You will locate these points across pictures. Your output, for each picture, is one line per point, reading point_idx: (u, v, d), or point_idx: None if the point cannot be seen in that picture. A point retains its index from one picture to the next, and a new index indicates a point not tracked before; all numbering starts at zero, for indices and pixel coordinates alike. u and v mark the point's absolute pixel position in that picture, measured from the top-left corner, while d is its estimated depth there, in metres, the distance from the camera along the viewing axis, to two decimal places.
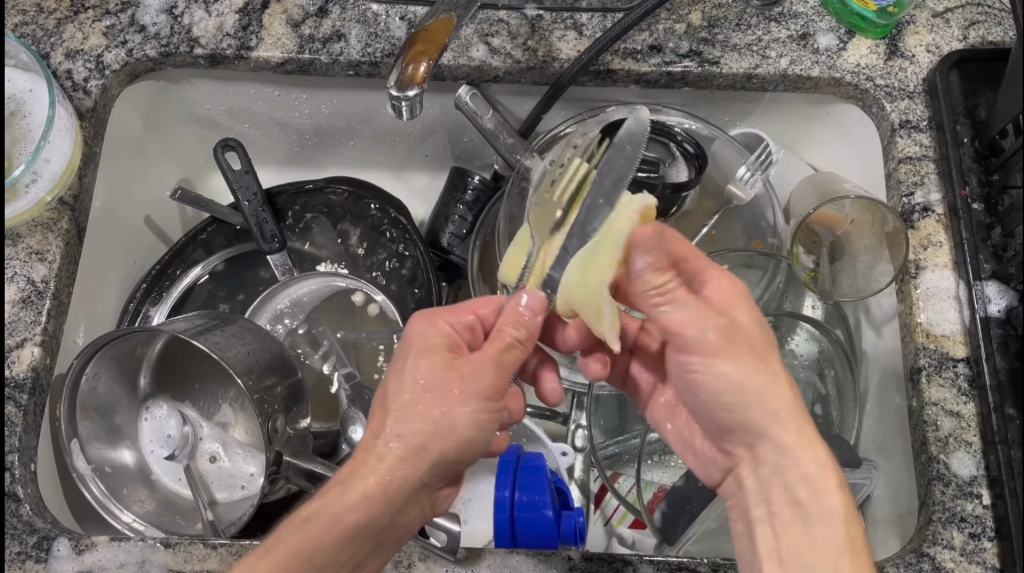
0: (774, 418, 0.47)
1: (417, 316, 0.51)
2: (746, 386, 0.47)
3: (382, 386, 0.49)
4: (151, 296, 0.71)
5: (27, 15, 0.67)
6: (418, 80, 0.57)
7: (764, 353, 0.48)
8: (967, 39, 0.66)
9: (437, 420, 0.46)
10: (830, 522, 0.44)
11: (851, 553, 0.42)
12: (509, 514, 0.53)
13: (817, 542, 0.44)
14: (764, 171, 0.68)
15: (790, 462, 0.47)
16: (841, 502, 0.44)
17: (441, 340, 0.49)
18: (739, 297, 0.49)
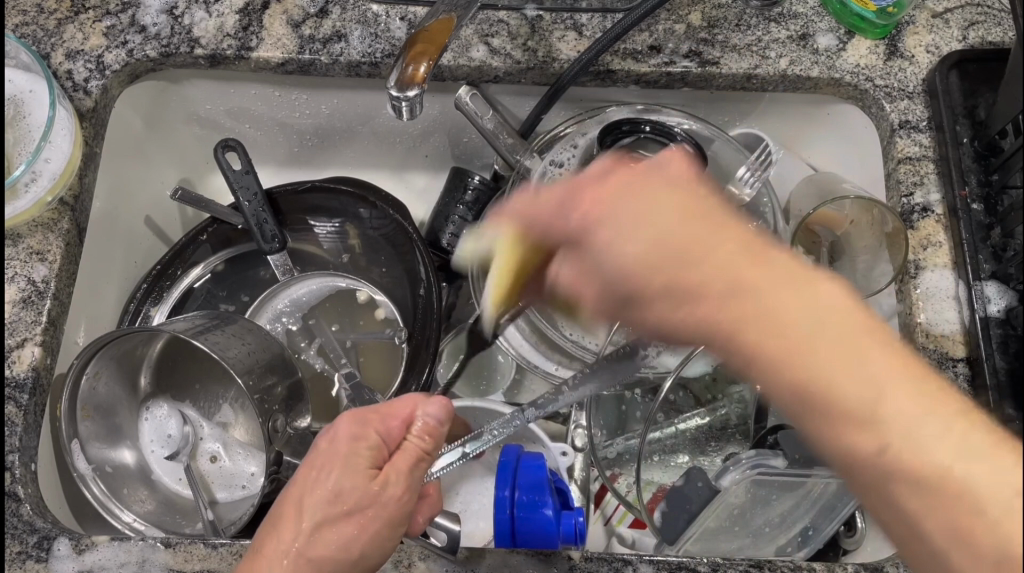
0: (728, 285, 0.39)
1: (344, 425, 0.49)
2: (694, 256, 0.40)
3: (289, 506, 0.47)
4: (151, 296, 0.71)
5: (27, 15, 0.67)
6: (418, 81, 0.57)
7: (724, 233, 0.40)
8: (967, 39, 0.66)
9: (349, 550, 0.46)
10: (870, 368, 0.35)
11: (933, 421, 0.34)
12: (509, 514, 0.54)
13: (873, 402, 0.35)
14: (764, 171, 0.68)
15: (788, 312, 0.37)
16: (906, 402, 0.35)
17: (361, 467, 0.47)
18: (657, 168, 0.45)
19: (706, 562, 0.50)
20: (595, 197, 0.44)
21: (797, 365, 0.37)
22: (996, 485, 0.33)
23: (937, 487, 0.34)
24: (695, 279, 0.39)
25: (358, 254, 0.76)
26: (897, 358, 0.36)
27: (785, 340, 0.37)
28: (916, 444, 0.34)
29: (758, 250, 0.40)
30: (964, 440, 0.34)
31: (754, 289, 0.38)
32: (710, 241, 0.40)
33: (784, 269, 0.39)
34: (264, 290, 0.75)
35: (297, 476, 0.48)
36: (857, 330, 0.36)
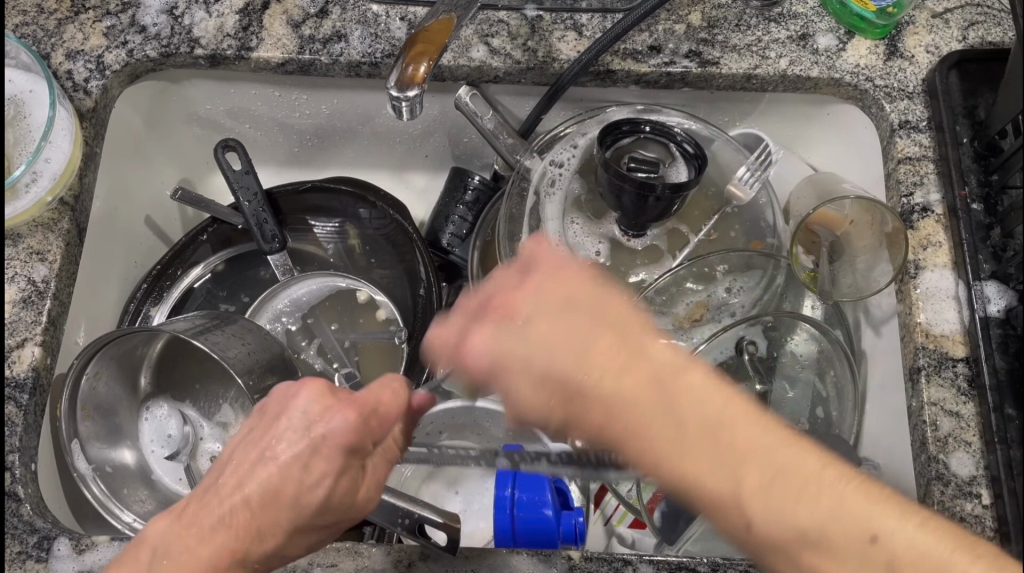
0: (632, 390, 0.42)
1: (343, 417, 0.45)
2: (593, 379, 0.43)
3: (259, 490, 0.44)
4: (151, 296, 0.71)
5: (27, 15, 0.67)
6: (418, 81, 0.57)
7: (617, 328, 0.45)
8: (967, 39, 0.66)
9: (315, 546, 0.47)
10: (764, 454, 0.40)
11: (823, 491, 0.39)
12: (509, 514, 0.54)
13: (768, 482, 0.40)
14: (764, 170, 0.69)
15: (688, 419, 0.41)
16: (796, 475, 0.40)
17: (351, 470, 0.45)
18: (533, 275, 0.47)
19: (706, 562, 0.50)
20: (494, 327, 0.45)
21: (695, 464, 0.40)
22: (889, 539, 0.38)
23: (850, 550, 0.38)
24: (608, 393, 0.42)
25: (358, 254, 0.76)
26: (777, 439, 0.41)
27: (684, 450, 0.41)
28: (818, 512, 0.39)
29: (644, 349, 0.44)
30: (848, 507, 0.39)
31: (655, 404, 0.42)
32: (608, 352, 0.44)
33: (671, 364, 0.43)
34: (264, 290, 0.75)
35: (273, 453, 0.45)
36: (729, 418, 0.41)
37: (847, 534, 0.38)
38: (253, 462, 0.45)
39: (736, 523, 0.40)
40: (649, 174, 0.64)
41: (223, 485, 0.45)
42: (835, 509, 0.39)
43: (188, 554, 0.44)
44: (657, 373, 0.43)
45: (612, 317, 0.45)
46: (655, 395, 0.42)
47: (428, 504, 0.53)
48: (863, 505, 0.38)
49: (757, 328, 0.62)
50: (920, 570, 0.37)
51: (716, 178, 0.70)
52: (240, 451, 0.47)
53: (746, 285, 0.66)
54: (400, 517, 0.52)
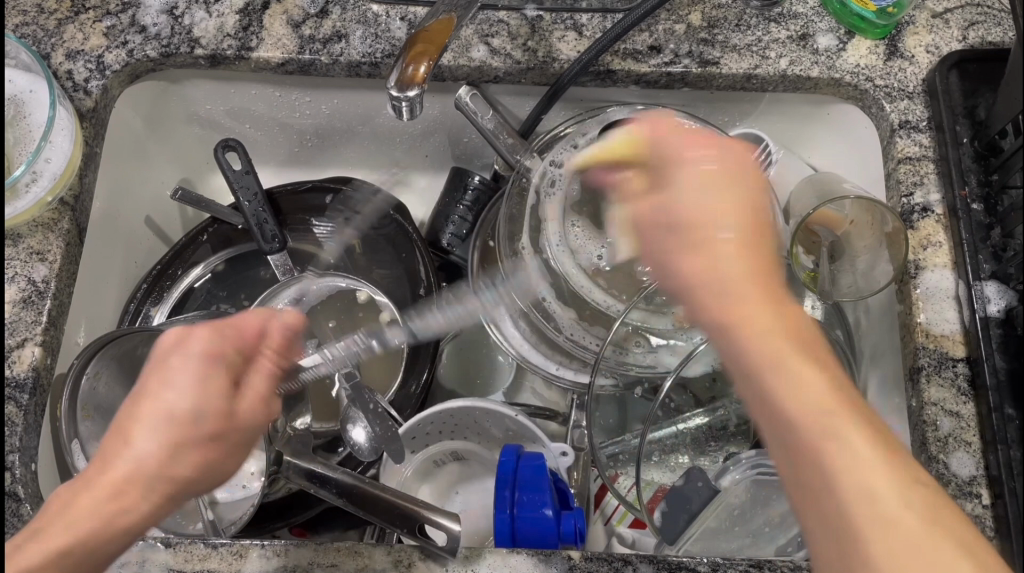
0: (755, 292, 0.43)
1: (203, 328, 0.47)
2: (757, 283, 0.43)
3: (152, 458, 0.43)
4: (151, 297, 0.71)
5: (27, 15, 0.67)
6: (418, 81, 0.57)
7: (758, 235, 0.45)
8: (967, 39, 0.66)
9: (209, 473, 0.45)
10: (790, 348, 0.41)
11: (838, 405, 0.39)
12: (509, 514, 0.54)
13: (788, 374, 0.40)
14: (764, 171, 0.68)
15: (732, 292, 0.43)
16: (819, 395, 0.39)
17: (250, 428, 0.47)
18: (722, 161, 0.48)
19: (706, 562, 0.50)
20: (715, 178, 0.46)
21: (744, 320, 0.41)
22: (887, 452, 0.38)
23: (833, 445, 0.38)
24: (749, 295, 0.42)
25: (358, 253, 0.76)
26: (815, 364, 0.40)
27: (741, 311, 0.42)
28: (809, 416, 0.39)
29: (778, 281, 0.44)
30: (840, 431, 0.38)
31: (725, 279, 0.43)
32: (754, 264, 0.44)
33: (741, 271, 0.43)
34: (264, 290, 0.74)
35: (170, 415, 0.44)
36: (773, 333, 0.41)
37: (822, 441, 0.38)
38: (143, 423, 0.43)
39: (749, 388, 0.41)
40: None
41: (118, 453, 0.43)
42: (830, 421, 0.38)
43: (79, 499, 0.42)
44: (738, 289, 0.43)
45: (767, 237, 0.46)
46: (771, 309, 0.42)
47: (430, 505, 0.53)
48: (848, 426, 0.38)
49: None
50: (874, 500, 0.37)
51: None
52: (127, 409, 0.44)
53: None
54: (399, 518, 0.52)
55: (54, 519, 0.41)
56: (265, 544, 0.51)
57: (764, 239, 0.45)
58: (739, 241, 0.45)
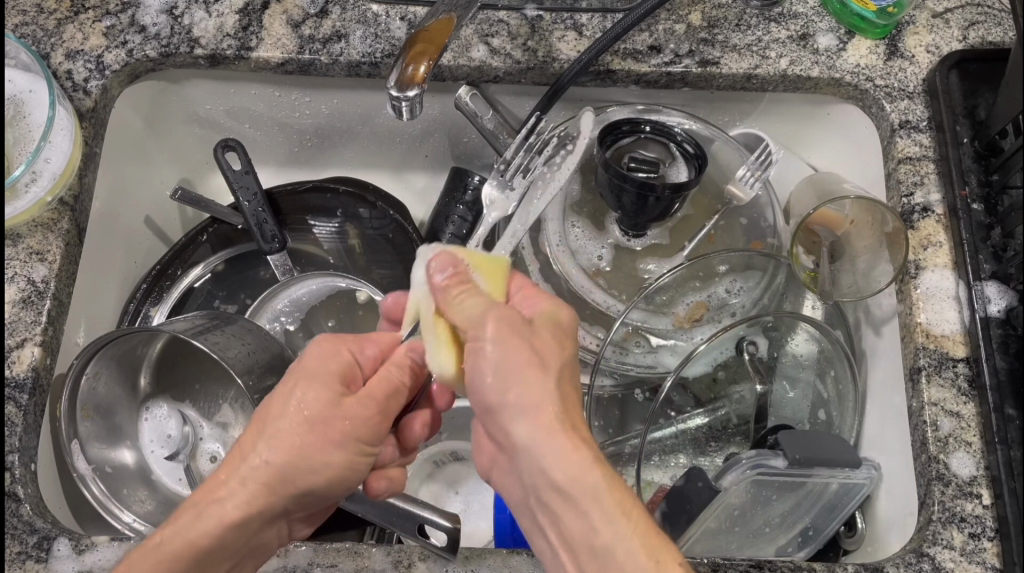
0: (512, 371, 0.43)
1: (324, 350, 0.50)
2: (496, 354, 0.44)
3: (268, 472, 0.46)
4: (151, 297, 0.71)
5: (27, 15, 0.67)
6: (418, 81, 0.57)
7: (521, 328, 0.45)
8: (967, 39, 0.66)
9: (344, 472, 0.48)
10: (543, 438, 0.42)
11: (601, 470, 0.41)
12: (508, 514, 0.55)
13: (542, 458, 0.41)
14: (764, 171, 0.67)
15: (478, 381, 0.44)
16: (569, 476, 0.40)
17: (334, 456, 0.47)
18: (529, 324, 0.46)
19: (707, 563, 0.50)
20: (508, 339, 0.44)
21: (511, 409, 0.43)
22: (644, 521, 0.40)
23: (586, 525, 0.40)
24: (491, 372, 0.43)
25: (358, 253, 0.76)
26: (574, 444, 0.41)
27: (498, 402, 0.43)
28: (555, 491, 0.41)
29: (542, 358, 0.44)
30: (599, 515, 0.40)
31: (480, 365, 0.43)
32: (516, 338, 0.44)
33: (506, 350, 0.44)
34: (264, 290, 0.74)
35: (286, 435, 0.46)
36: (545, 417, 0.42)
37: (574, 519, 0.41)
38: (272, 437, 0.46)
39: (513, 473, 0.45)
40: (649, 175, 0.64)
41: (221, 475, 0.47)
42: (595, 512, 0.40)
43: (189, 520, 0.45)
44: (535, 392, 0.43)
45: (533, 325, 0.47)
46: (528, 376, 0.43)
47: (428, 504, 0.53)
48: (602, 519, 0.40)
49: (757, 327, 0.61)
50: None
51: (716, 178, 0.71)
52: (256, 426, 0.47)
53: (746, 285, 0.65)
54: (400, 516, 0.52)
55: (177, 532, 0.45)
56: None
57: (528, 333, 0.45)
58: (542, 305, 0.49)
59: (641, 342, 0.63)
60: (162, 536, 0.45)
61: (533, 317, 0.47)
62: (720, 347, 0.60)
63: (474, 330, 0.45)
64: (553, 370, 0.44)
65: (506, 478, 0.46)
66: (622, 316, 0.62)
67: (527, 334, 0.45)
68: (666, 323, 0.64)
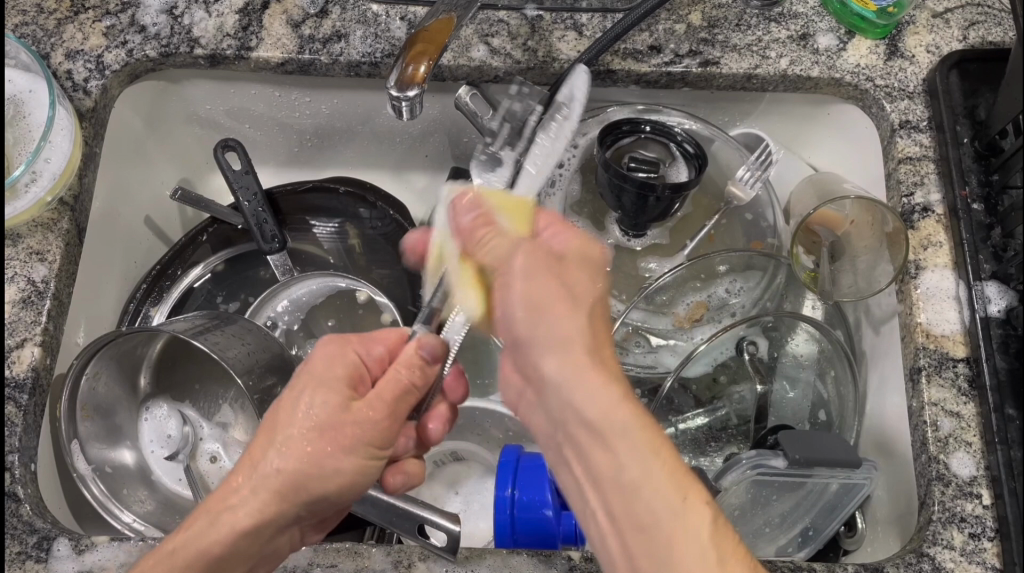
0: (542, 305, 0.44)
1: (331, 352, 0.51)
2: (526, 289, 0.45)
3: (280, 479, 0.47)
4: (151, 297, 0.71)
5: (27, 15, 0.67)
6: (418, 81, 0.57)
7: (552, 265, 0.46)
8: (968, 39, 0.66)
9: (355, 477, 0.48)
10: (572, 372, 0.42)
11: (630, 407, 0.41)
12: (509, 514, 0.55)
13: (569, 387, 0.42)
14: (764, 171, 0.67)
15: (510, 315, 0.45)
16: (597, 407, 0.41)
17: (342, 460, 0.47)
18: (558, 262, 0.47)
19: None
20: (536, 274, 0.45)
21: (542, 339, 0.44)
22: (672, 460, 0.40)
23: (608, 460, 0.40)
24: (521, 303, 0.44)
25: (358, 253, 0.76)
26: (601, 378, 0.42)
27: (529, 335, 0.44)
28: (581, 424, 0.41)
29: (573, 296, 0.45)
30: (622, 448, 0.40)
31: (511, 299, 0.45)
32: (548, 274, 0.46)
33: (540, 285, 0.45)
34: (264, 290, 0.74)
35: (293, 442, 0.47)
36: (573, 351, 0.43)
37: (595, 453, 0.41)
38: (281, 444, 0.47)
39: (541, 410, 0.45)
40: (649, 175, 0.63)
41: (234, 482, 0.48)
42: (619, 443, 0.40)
43: (204, 529, 0.46)
44: (567, 327, 0.43)
45: (564, 263, 0.47)
46: (559, 310, 0.44)
47: (428, 504, 0.52)
48: (627, 448, 0.40)
49: (757, 327, 0.61)
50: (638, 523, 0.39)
51: (716, 178, 0.71)
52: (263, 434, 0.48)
53: (746, 285, 0.65)
54: (400, 516, 0.52)
55: (192, 538, 0.46)
56: None
57: (560, 270, 0.46)
58: (571, 239, 0.48)
59: (641, 343, 0.63)
60: (177, 543, 0.46)
61: (564, 254, 0.47)
62: (720, 347, 0.60)
63: (500, 266, 0.46)
64: (586, 308, 0.45)
65: (534, 412, 0.46)
66: (622, 316, 0.62)
67: (559, 272, 0.46)
68: (666, 323, 0.64)
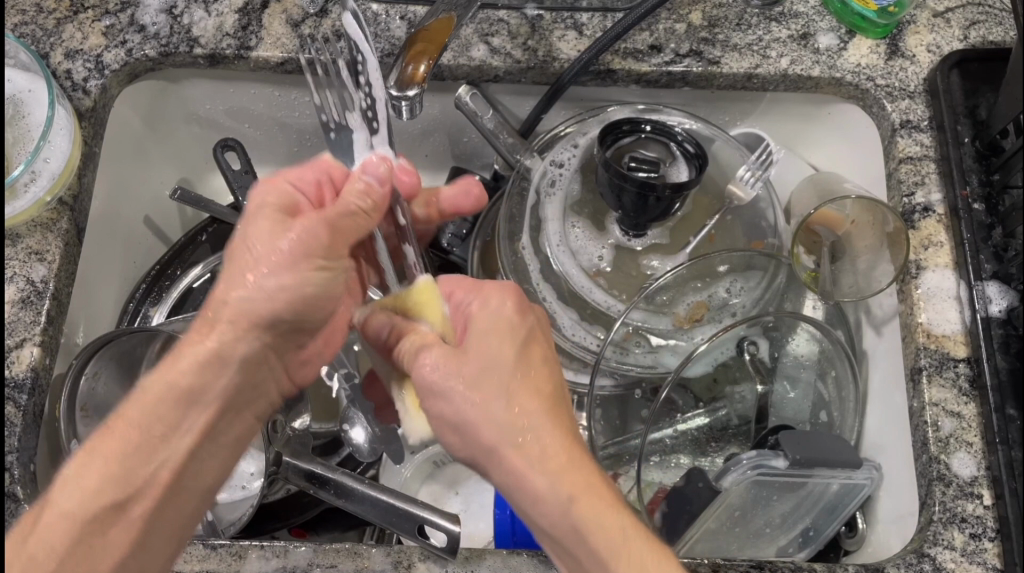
0: (474, 421, 0.45)
1: (266, 184, 0.49)
2: (452, 398, 0.45)
3: (216, 353, 0.46)
4: (150, 296, 0.71)
5: (27, 15, 0.67)
6: (418, 80, 0.57)
7: (463, 360, 0.46)
8: (968, 38, 0.66)
9: (299, 290, 0.46)
10: (519, 483, 0.44)
11: (579, 506, 0.43)
12: (508, 515, 0.57)
13: (526, 498, 0.44)
14: (764, 171, 0.68)
15: (454, 426, 0.46)
16: (550, 506, 0.43)
17: (282, 251, 0.45)
18: (471, 343, 0.47)
19: (706, 563, 0.49)
20: (454, 379, 0.45)
21: (485, 455, 0.45)
22: (634, 535, 0.43)
23: (578, 547, 0.43)
24: (455, 420, 0.46)
25: None
26: (553, 472, 0.43)
27: (476, 451, 0.46)
28: (544, 518, 0.44)
29: (492, 395, 0.45)
30: (584, 531, 0.43)
31: (443, 409, 0.46)
32: (462, 376, 0.45)
33: (462, 400, 0.45)
34: None
35: (244, 319, 0.46)
36: (514, 463, 0.44)
37: (567, 542, 0.44)
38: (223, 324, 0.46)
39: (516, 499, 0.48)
40: (649, 174, 0.63)
41: (174, 360, 0.46)
42: (580, 536, 0.43)
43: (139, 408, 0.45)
44: (500, 440, 0.44)
45: (476, 340, 0.47)
46: (489, 420, 0.44)
47: (428, 504, 0.53)
48: (590, 534, 0.43)
49: (758, 327, 0.61)
50: None
51: (716, 178, 0.70)
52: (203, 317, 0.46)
53: (746, 285, 0.64)
54: (399, 517, 0.52)
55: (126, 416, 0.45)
56: (265, 545, 0.51)
57: (473, 358, 0.46)
58: (478, 309, 0.48)
59: (641, 343, 0.63)
60: (122, 411, 0.45)
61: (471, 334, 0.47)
62: (720, 348, 0.60)
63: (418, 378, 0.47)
64: (509, 402, 0.45)
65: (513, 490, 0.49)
66: (622, 317, 0.62)
67: (480, 358, 0.46)
68: (666, 324, 0.63)
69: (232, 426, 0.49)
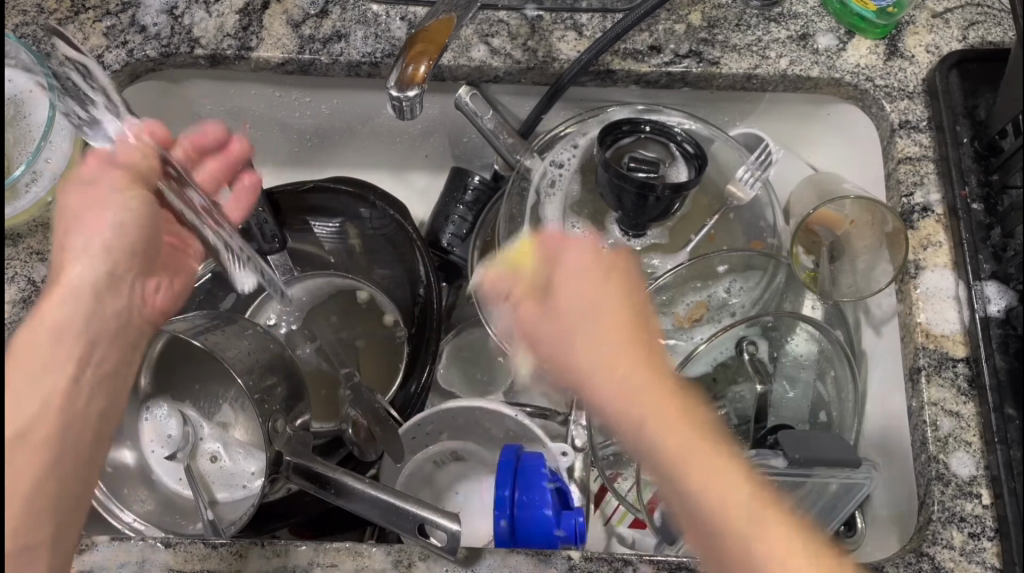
0: (588, 338, 0.47)
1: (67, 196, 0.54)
2: (569, 315, 0.47)
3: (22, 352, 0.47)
4: None
5: (27, 15, 0.67)
6: (418, 81, 0.57)
7: (597, 304, 0.48)
8: (967, 39, 0.66)
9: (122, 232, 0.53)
10: (633, 397, 0.45)
11: (666, 439, 0.44)
12: (509, 513, 0.54)
13: (622, 411, 0.45)
14: (763, 171, 0.68)
15: (564, 350, 0.47)
16: (673, 455, 0.44)
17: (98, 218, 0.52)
18: (581, 271, 0.49)
19: None
20: (562, 311, 0.48)
21: (591, 370, 0.46)
22: (759, 494, 0.44)
23: (705, 514, 0.43)
24: (566, 338, 0.47)
25: (358, 253, 0.77)
26: (670, 413, 0.45)
27: (585, 370, 0.46)
28: (681, 496, 0.44)
29: (606, 309, 0.48)
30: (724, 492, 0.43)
31: (560, 334, 0.47)
32: (590, 316, 0.47)
33: (578, 306, 0.48)
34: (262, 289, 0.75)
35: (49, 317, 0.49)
36: (629, 374, 0.46)
37: (704, 508, 0.43)
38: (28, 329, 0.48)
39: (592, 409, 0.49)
40: (649, 174, 0.63)
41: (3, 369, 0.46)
42: (710, 485, 0.43)
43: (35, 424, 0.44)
44: (603, 335, 0.47)
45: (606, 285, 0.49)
46: (611, 328, 0.47)
47: (428, 502, 0.52)
48: (714, 490, 0.43)
49: (757, 327, 0.61)
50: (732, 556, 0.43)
51: (715, 178, 0.70)
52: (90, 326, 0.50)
53: (746, 285, 0.65)
54: (399, 516, 0.51)
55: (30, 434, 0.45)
56: (265, 544, 0.51)
57: (606, 301, 0.48)
58: (580, 255, 0.50)
59: None
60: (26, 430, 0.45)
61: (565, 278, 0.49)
62: (720, 347, 0.60)
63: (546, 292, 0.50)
64: (611, 304, 0.48)
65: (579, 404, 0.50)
66: None
67: (604, 303, 0.48)
68: (667, 324, 0.64)
69: (63, 426, 0.47)
